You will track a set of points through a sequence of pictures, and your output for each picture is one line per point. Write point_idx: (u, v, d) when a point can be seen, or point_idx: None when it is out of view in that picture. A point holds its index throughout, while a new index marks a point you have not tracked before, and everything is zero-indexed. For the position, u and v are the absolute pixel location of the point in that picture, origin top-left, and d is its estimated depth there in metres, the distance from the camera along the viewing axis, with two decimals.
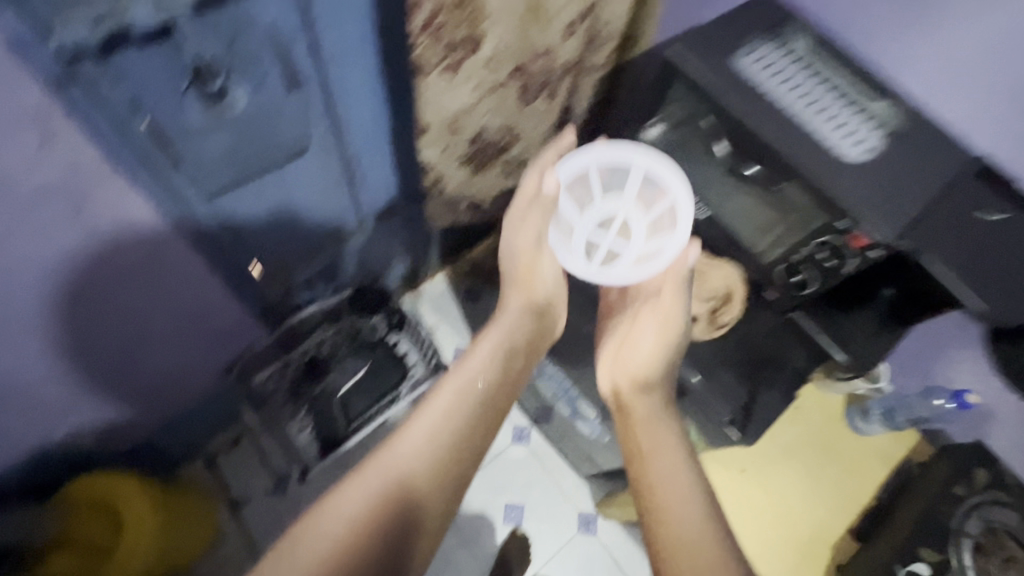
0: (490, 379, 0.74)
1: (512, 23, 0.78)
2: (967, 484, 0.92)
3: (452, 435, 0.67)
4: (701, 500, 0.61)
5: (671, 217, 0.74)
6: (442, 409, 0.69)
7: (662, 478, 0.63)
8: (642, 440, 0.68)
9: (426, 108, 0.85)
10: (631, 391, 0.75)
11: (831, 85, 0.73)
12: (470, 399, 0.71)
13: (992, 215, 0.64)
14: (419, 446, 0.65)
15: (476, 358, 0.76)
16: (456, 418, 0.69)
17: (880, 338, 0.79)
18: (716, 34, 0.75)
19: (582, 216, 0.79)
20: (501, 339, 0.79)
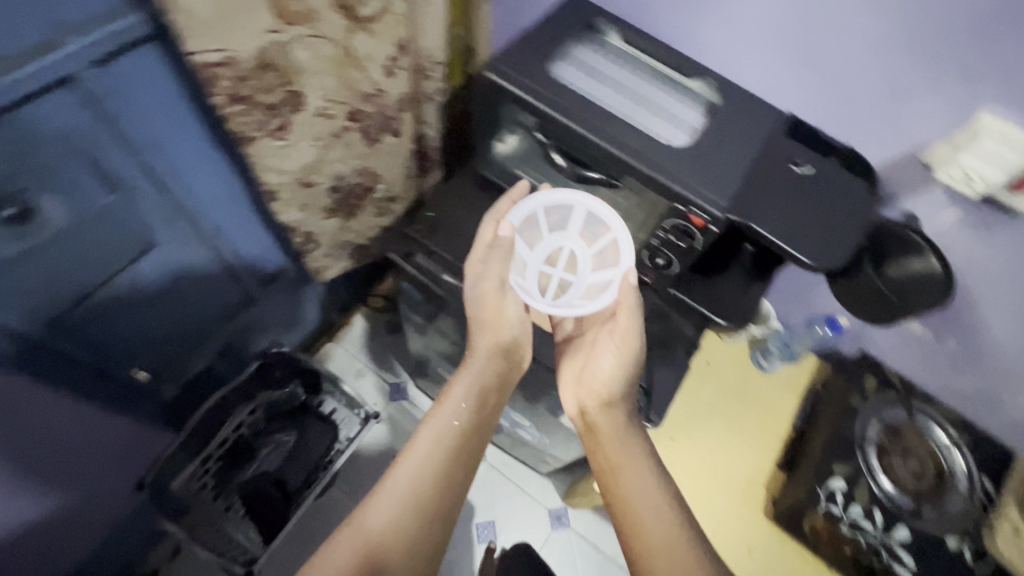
0: (465, 422, 0.72)
1: (331, 74, 0.75)
2: (860, 394, 1.03)
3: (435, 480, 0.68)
4: (670, 508, 0.66)
5: (614, 251, 0.75)
6: (423, 459, 0.69)
7: (632, 493, 0.67)
8: (610, 455, 0.71)
9: (268, 172, 0.81)
10: (598, 408, 0.74)
11: (649, 75, 0.78)
12: (440, 454, 0.69)
13: (802, 166, 0.68)
14: (404, 492, 0.66)
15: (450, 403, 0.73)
16: (427, 476, 0.68)
17: (750, 294, 0.85)
18: (532, 46, 0.76)
19: (532, 251, 0.80)
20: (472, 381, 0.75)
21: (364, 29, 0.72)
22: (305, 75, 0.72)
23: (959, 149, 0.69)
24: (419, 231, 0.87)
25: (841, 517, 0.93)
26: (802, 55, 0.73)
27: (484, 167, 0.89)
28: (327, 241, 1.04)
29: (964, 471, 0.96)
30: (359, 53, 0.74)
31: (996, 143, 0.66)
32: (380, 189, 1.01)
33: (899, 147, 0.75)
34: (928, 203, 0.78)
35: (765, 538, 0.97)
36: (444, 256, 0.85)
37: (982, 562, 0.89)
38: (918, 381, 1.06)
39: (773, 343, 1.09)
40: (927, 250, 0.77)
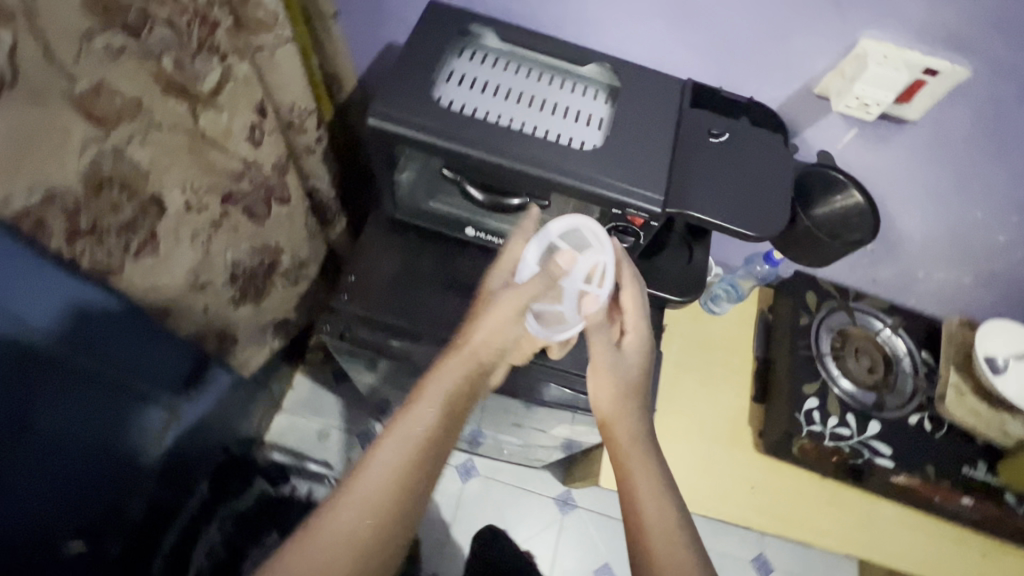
0: (439, 424, 0.60)
1: (186, 163, 0.63)
2: (806, 311, 1.07)
3: (405, 494, 0.57)
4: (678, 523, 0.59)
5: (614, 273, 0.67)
6: (399, 455, 0.57)
7: (644, 510, 0.60)
8: (622, 465, 0.63)
9: (147, 293, 0.68)
10: (613, 405, 0.67)
11: (538, 71, 0.71)
12: (407, 462, 0.58)
13: (720, 136, 0.68)
14: (365, 503, 0.55)
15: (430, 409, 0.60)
16: (388, 487, 0.56)
17: (695, 259, 0.84)
18: (407, 72, 0.67)
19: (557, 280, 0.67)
20: (450, 385, 0.61)
21: (209, 104, 0.60)
22: (155, 176, 0.60)
23: (848, 77, 0.71)
24: (345, 300, 0.78)
25: (822, 432, 0.98)
26: (681, 15, 0.71)
27: (392, 209, 0.82)
28: (243, 331, 0.93)
29: (903, 352, 1.06)
30: (212, 132, 0.63)
31: (881, 65, 0.68)
32: (284, 259, 0.90)
33: (792, 85, 0.76)
34: (828, 130, 0.80)
35: (762, 471, 1.02)
36: (382, 320, 0.78)
37: (938, 427, 1.00)
38: (845, 281, 1.13)
39: (719, 287, 1.12)
40: (850, 184, 0.74)
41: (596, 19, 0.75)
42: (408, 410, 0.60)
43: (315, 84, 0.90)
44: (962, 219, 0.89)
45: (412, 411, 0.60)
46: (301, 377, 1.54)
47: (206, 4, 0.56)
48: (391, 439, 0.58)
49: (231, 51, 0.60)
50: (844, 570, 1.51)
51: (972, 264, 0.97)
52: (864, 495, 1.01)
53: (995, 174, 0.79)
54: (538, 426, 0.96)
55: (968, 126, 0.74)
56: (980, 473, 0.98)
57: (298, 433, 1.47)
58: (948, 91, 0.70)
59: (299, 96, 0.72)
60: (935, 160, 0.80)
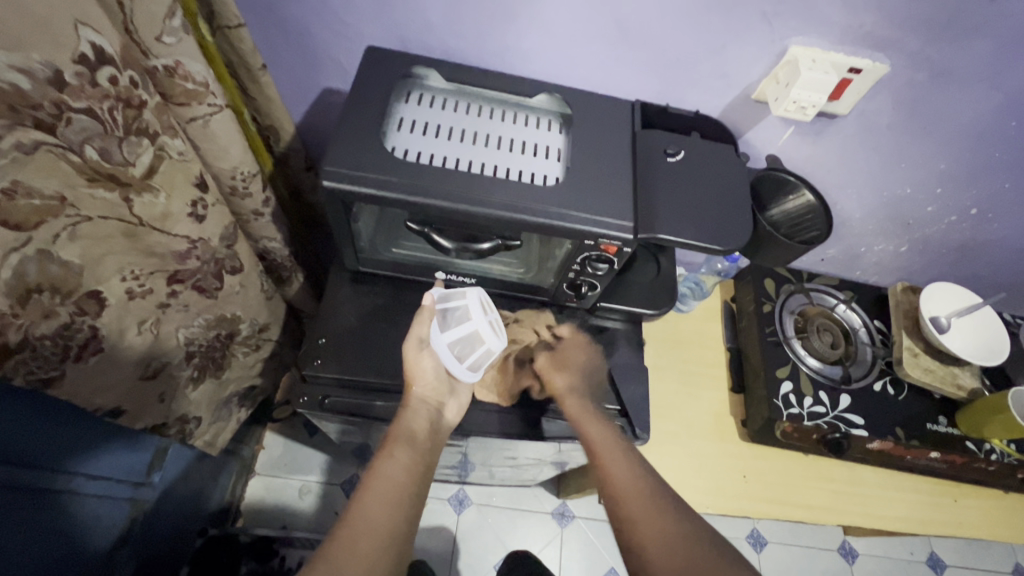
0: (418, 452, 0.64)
1: (125, 251, 0.57)
2: (768, 298, 1.11)
3: (392, 525, 0.57)
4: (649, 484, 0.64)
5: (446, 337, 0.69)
6: (388, 480, 0.60)
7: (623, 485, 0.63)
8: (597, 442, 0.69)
9: (96, 394, 0.63)
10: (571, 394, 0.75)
11: (489, 108, 0.70)
12: (393, 486, 0.59)
13: (676, 154, 0.69)
14: (361, 523, 0.55)
15: (408, 446, 0.63)
16: (382, 508, 0.57)
17: (663, 270, 0.86)
18: (355, 123, 0.64)
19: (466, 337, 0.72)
20: (422, 424, 0.66)
21: (144, 188, 0.55)
22: (92, 270, 0.55)
23: (783, 82, 0.74)
24: (319, 365, 0.74)
25: (800, 413, 1.01)
26: (621, 37, 0.72)
27: (354, 262, 0.77)
28: (205, 408, 0.87)
29: (859, 323, 1.13)
30: (150, 216, 0.58)
31: (812, 69, 0.70)
32: (243, 327, 0.84)
33: (731, 93, 0.78)
34: (768, 131, 0.83)
35: (753, 459, 1.04)
36: (362, 380, 0.74)
37: (901, 390, 1.06)
38: (798, 263, 1.19)
39: (684, 285, 1.14)
40: (799, 185, 0.80)
41: (537, 48, 0.75)
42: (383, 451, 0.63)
43: (250, 139, 0.85)
44: (894, 197, 0.95)
45: (390, 450, 0.62)
46: (271, 435, 1.45)
47: (129, 84, 0.50)
48: (375, 477, 0.60)
49: (161, 128, 0.55)
50: (832, 530, 1.59)
51: (907, 235, 1.04)
52: (845, 465, 1.06)
53: (920, 154, 0.85)
54: (531, 454, 0.95)
55: (892, 114, 0.79)
56: (941, 426, 1.04)
57: (276, 495, 1.39)
58: (871, 86, 0.74)
59: (241, 160, 0.68)
60: (866, 148, 0.85)
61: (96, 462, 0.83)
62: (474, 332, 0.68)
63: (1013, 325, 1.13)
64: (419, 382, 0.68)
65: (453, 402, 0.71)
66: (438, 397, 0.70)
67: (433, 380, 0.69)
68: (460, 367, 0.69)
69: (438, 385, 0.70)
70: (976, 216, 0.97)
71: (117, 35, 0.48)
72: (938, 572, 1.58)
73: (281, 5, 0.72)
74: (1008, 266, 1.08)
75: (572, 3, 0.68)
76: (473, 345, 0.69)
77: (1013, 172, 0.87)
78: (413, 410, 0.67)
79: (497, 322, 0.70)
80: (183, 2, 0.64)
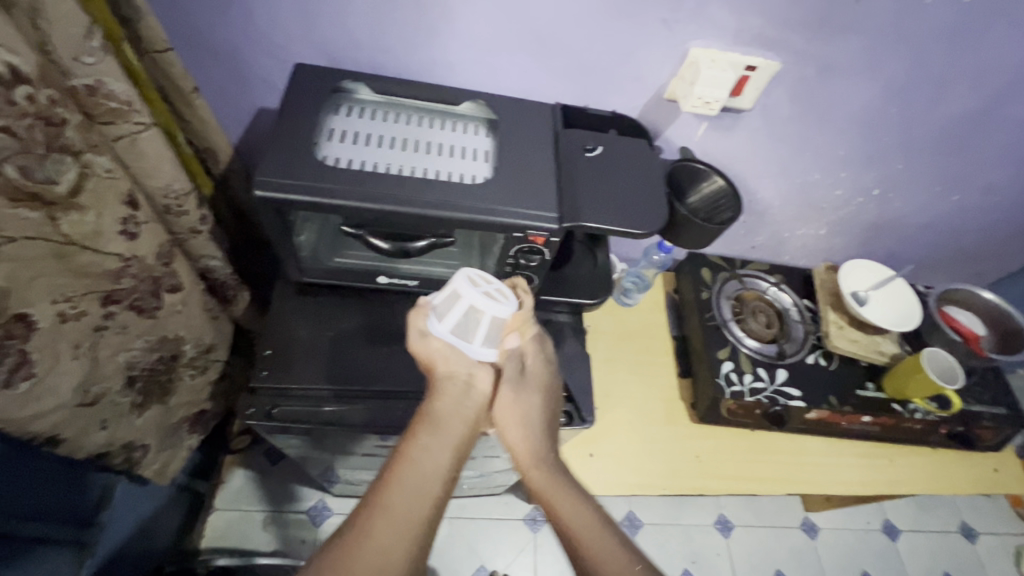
0: (448, 439, 0.61)
1: (53, 272, 0.57)
2: (705, 286, 1.17)
3: (417, 511, 0.54)
4: (631, 559, 0.55)
5: (461, 323, 0.66)
6: (417, 466, 0.57)
7: (582, 538, 0.57)
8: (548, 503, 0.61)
9: (29, 422, 0.61)
10: (520, 435, 0.67)
11: (419, 117, 0.74)
12: (419, 472, 0.57)
13: (593, 150, 0.76)
14: (385, 510, 0.54)
15: (437, 433, 0.61)
16: (410, 493, 0.55)
17: (600, 262, 0.90)
18: (287, 135, 0.67)
19: (455, 325, 0.66)
20: (453, 409, 0.63)
21: (71, 206, 0.56)
22: (19, 293, 0.55)
23: (688, 82, 0.81)
24: (266, 376, 0.75)
25: (741, 390, 1.06)
26: (538, 47, 0.77)
27: (297, 273, 0.79)
28: (153, 435, 0.85)
29: (790, 303, 1.20)
30: (80, 235, 0.58)
31: (711, 68, 0.78)
32: (188, 348, 0.84)
33: (646, 95, 0.85)
34: (684, 128, 0.90)
35: (704, 440, 1.09)
36: (311, 389, 0.75)
37: (831, 360, 1.14)
38: (731, 253, 1.27)
39: (628, 280, 1.19)
40: (710, 172, 0.88)
41: (462, 60, 0.79)
42: (412, 437, 0.60)
43: (186, 162, 0.86)
44: (806, 183, 1.03)
45: (416, 435, 0.60)
46: (229, 468, 1.41)
47: (47, 103, 0.51)
48: (403, 461, 0.57)
49: (86, 147, 0.56)
50: (793, 507, 1.65)
51: (823, 218, 1.13)
52: (789, 436, 1.12)
53: (820, 142, 0.94)
54: (489, 454, 0.96)
55: (790, 106, 0.87)
56: (869, 392, 1.11)
57: (238, 529, 1.34)
58: (768, 82, 0.82)
59: (174, 177, 0.69)
60: (772, 138, 0.93)
61: (34, 500, 0.80)
62: (468, 307, 0.64)
63: (925, 294, 1.23)
64: (440, 363, 0.66)
65: (486, 372, 0.67)
66: (465, 371, 0.66)
67: (452, 353, 0.66)
68: (474, 346, 0.66)
69: (459, 358, 0.66)
70: (879, 196, 1.06)
71: (34, 56, 0.49)
72: (894, 538, 1.66)
73: (208, 27, 0.74)
74: (914, 241, 1.19)
75: (489, 16, 0.73)
76: (474, 317, 0.65)
77: (903, 154, 0.97)
78: (444, 394, 0.64)
79: (503, 289, 0.66)
80: (106, 28, 0.66)
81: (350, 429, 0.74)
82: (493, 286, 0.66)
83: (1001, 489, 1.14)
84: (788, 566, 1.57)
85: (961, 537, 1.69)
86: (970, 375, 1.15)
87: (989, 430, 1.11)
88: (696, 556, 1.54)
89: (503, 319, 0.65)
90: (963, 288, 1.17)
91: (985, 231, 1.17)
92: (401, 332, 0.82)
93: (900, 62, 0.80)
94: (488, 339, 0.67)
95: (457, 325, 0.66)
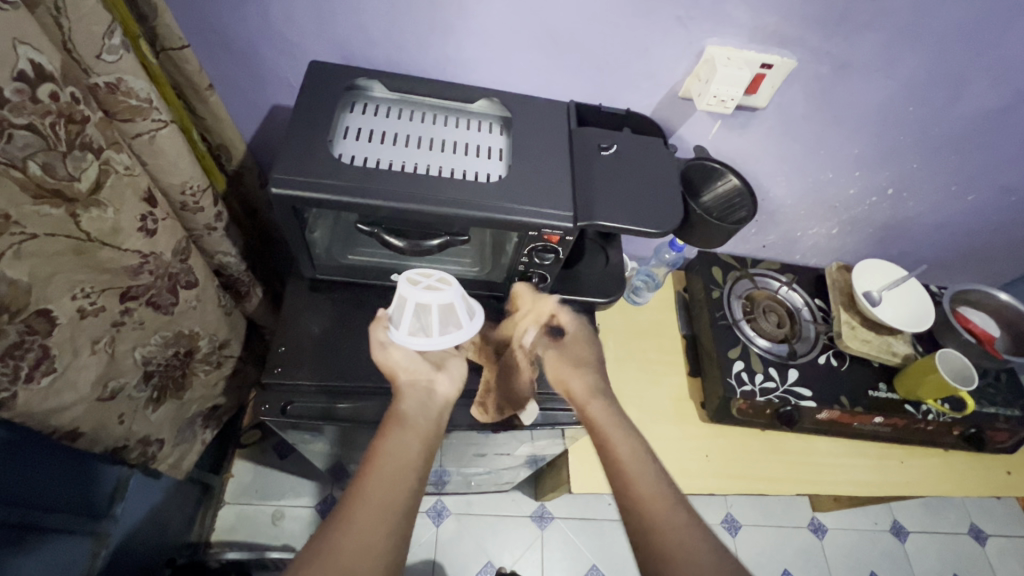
0: (414, 437, 0.66)
1: (73, 268, 0.58)
2: (716, 285, 1.17)
3: (393, 493, 0.60)
4: (658, 475, 0.66)
5: (415, 322, 0.69)
6: (388, 457, 0.63)
7: (624, 459, 0.67)
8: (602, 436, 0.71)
9: (49, 415, 0.62)
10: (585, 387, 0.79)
11: (433, 114, 0.74)
12: (390, 462, 0.62)
13: (608, 148, 0.76)
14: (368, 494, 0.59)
15: (405, 430, 0.67)
16: (384, 479, 0.60)
17: (612, 260, 0.90)
18: (302, 131, 0.67)
19: (411, 322, 0.69)
20: (417, 409, 0.70)
21: (91, 203, 0.56)
22: (40, 289, 0.56)
23: (704, 80, 0.80)
24: (279, 373, 0.75)
25: (752, 389, 1.05)
26: (553, 45, 0.77)
27: (311, 270, 0.79)
28: (168, 430, 0.86)
29: (801, 303, 1.20)
30: (99, 231, 0.58)
31: (727, 66, 0.77)
32: (203, 345, 0.84)
33: (660, 93, 0.85)
34: (697, 126, 0.90)
35: (713, 439, 1.09)
36: (324, 385, 0.76)
37: (843, 360, 1.12)
38: (742, 252, 1.26)
39: (638, 278, 1.19)
40: (726, 171, 0.87)
41: (475, 57, 0.79)
42: (382, 436, 0.66)
43: (201, 158, 0.87)
44: (819, 181, 1.03)
45: (386, 433, 0.66)
46: (239, 462, 1.42)
47: (70, 101, 0.51)
48: (377, 455, 0.63)
49: (106, 144, 0.56)
50: (800, 507, 1.65)
51: (836, 217, 1.12)
52: (799, 436, 1.11)
53: (835, 141, 0.93)
54: (499, 451, 0.96)
55: (805, 104, 0.86)
56: (882, 392, 1.10)
57: (248, 523, 1.35)
58: (783, 80, 0.81)
59: (190, 174, 0.69)
60: (786, 137, 0.92)
61: (53, 492, 0.81)
62: (416, 306, 0.68)
63: (938, 295, 1.22)
64: (401, 372, 0.72)
65: (445, 376, 0.75)
66: (425, 376, 0.73)
67: (412, 363, 0.73)
68: (435, 339, 0.70)
69: (419, 366, 0.73)
70: (893, 196, 1.05)
71: (58, 53, 0.49)
72: (902, 538, 1.65)
73: (224, 24, 0.74)
74: (928, 241, 1.18)
75: (504, 13, 0.73)
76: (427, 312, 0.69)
77: (918, 154, 0.96)
78: (408, 397, 0.70)
79: (443, 277, 0.69)
80: (125, 25, 0.66)
81: (363, 426, 0.74)
82: (433, 277, 0.68)
83: (1011, 492, 1.13)
84: (795, 566, 1.56)
85: (970, 539, 1.68)
86: (982, 377, 1.14)
87: (1000, 432, 1.10)
88: None
89: (453, 304, 0.68)
90: (977, 289, 1.16)
91: (1000, 231, 1.16)
92: None
93: (918, 59, 0.79)
94: (446, 330, 0.70)
95: (413, 322, 0.69)
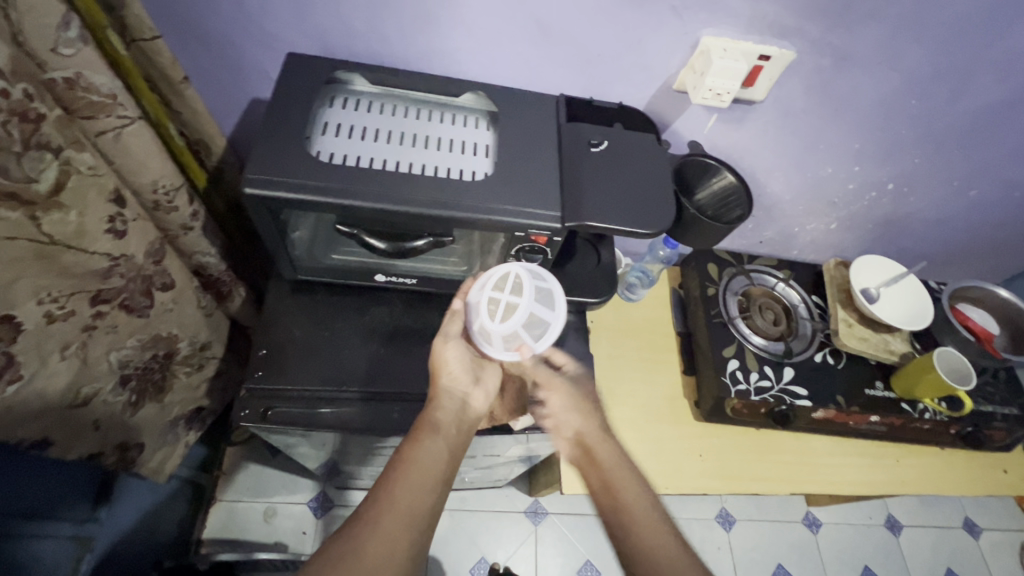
0: (447, 439, 0.63)
1: (40, 273, 0.56)
2: (711, 281, 1.14)
3: (422, 501, 0.57)
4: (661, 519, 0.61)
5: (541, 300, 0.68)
6: (421, 463, 0.60)
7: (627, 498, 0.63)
8: (615, 488, 0.64)
9: (15, 423, 0.61)
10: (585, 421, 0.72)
11: (417, 109, 0.71)
12: (421, 468, 0.59)
13: (599, 145, 0.74)
14: (398, 501, 0.56)
15: (435, 437, 0.62)
16: (414, 485, 0.58)
17: (603, 259, 0.88)
18: (279, 127, 0.64)
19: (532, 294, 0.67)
20: (451, 415, 0.66)
21: (52, 206, 0.54)
22: (1, 296, 0.53)
23: (699, 72, 0.77)
24: (262, 377, 0.73)
25: (747, 389, 1.04)
26: (543, 36, 0.74)
27: (292, 271, 0.77)
28: (149, 433, 0.84)
29: (798, 300, 1.17)
30: (63, 235, 0.56)
31: (722, 58, 0.74)
32: (183, 347, 0.82)
33: (654, 85, 0.82)
34: (692, 120, 0.87)
35: (708, 438, 1.07)
36: (308, 390, 0.74)
37: (840, 358, 1.11)
38: (739, 248, 1.24)
39: (632, 275, 1.18)
40: (721, 168, 0.85)
41: (462, 48, 0.76)
42: (415, 438, 0.62)
43: (178, 152, 0.84)
44: (818, 177, 1.00)
45: (419, 437, 0.62)
46: (228, 460, 1.40)
47: (23, 97, 0.49)
48: (408, 460, 0.59)
49: (67, 142, 0.54)
50: (796, 502, 1.64)
51: (835, 213, 1.09)
52: (794, 435, 1.10)
53: (835, 135, 0.90)
54: (490, 452, 0.95)
55: (804, 98, 0.83)
56: (878, 391, 1.09)
57: (239, 521, 1.34)
58: (781, 72, 0.79)
59: (161, 173, 0.67)
60: (785, 131, 0.89)
61: (31, 496, 0.79)
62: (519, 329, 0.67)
63: (938, 291, 1.20)
64: (444, 374, 0.69)
65: (480, 391, 0.70)
66: (463, 387, 0.69)
67: (459, 368, 0.69)
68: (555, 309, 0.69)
69: (461, 373, 0.69)
70: (894, 191, 1.03)
71: (8, 47, 0.47)
72: (896, 533, 1.65)
73: (197, 14, 0.71)
74: (929, 237, 1.16)
75: (491, 4, 0.70)
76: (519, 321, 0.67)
77: (919, 149, 0.93)
78: (443, 403, 0.66)
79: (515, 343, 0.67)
80: (91, 16, 0.63)
81: (346, 431, 0.72)
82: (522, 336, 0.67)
83: (1008, 490, 1.12)
84: (789, 561, 1.56)
85: (965, 533, 1.68)
86: (982, 375, 1.12)
87: (998, 431, 1.09)
88: (697, 551, 1.53)
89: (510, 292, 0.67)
90: (977, 286, 1.14)
91: (1002, 227, 1.13)
92: (399, 331, 0.80)
93: (921, 52, 0.76)
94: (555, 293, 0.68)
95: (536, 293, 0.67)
